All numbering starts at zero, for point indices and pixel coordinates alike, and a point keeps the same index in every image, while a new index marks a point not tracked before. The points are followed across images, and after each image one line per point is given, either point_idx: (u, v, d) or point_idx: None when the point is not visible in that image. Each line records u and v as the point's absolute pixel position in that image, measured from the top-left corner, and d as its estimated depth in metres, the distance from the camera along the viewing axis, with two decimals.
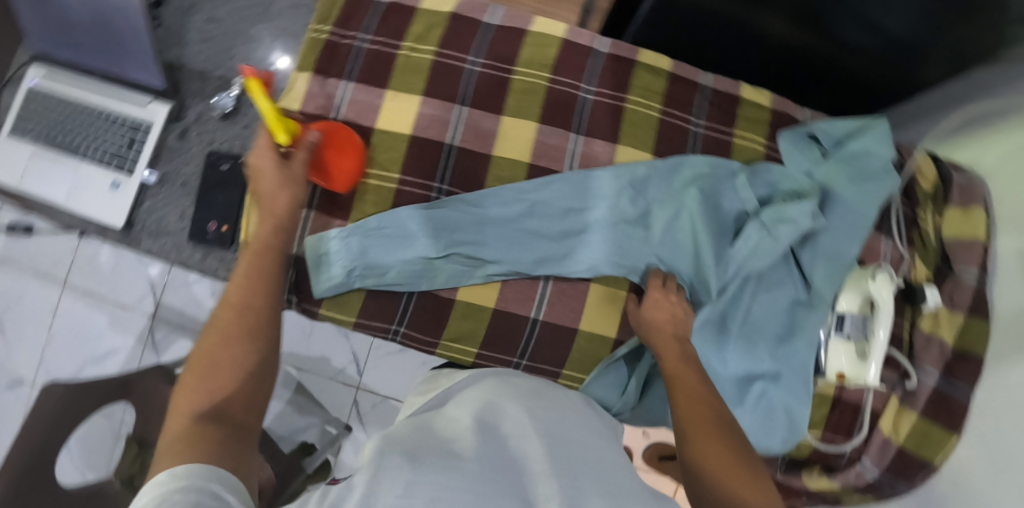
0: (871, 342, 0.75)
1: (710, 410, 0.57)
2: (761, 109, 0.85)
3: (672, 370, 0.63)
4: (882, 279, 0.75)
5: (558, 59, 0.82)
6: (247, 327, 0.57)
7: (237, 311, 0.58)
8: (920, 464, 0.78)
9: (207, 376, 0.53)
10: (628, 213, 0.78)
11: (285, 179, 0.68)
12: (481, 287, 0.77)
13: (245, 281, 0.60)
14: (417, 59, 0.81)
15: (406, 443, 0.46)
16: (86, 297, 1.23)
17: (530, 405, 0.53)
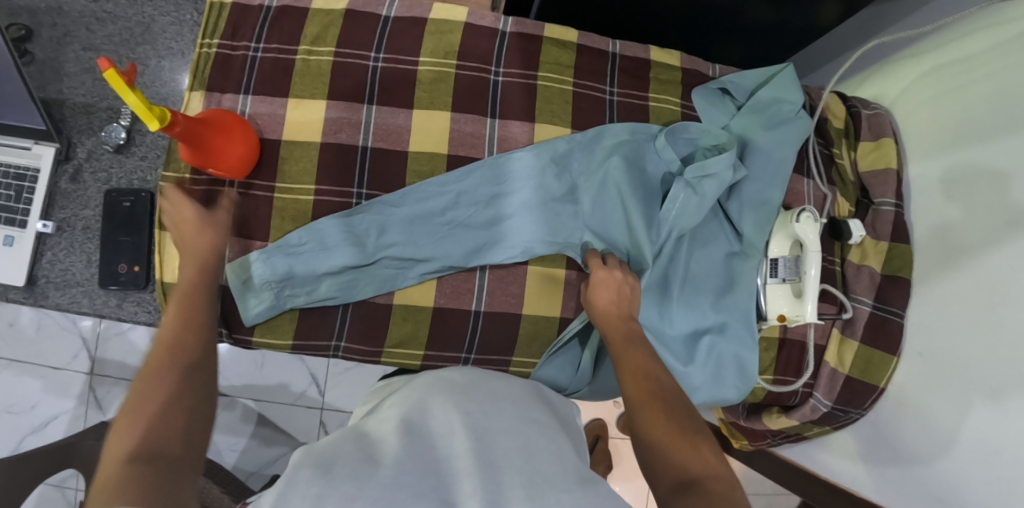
0: (804, 281, 0.77)
1: (654, 384, 0.56)
2: (671, 69, 0.85)
3: (617, 345, 0.62)
4: (805, 219, 0.77)
5: (463, 44, 0.80)
6: (184, 362, 0.55)
7: (169, 347, 0.56)
8: (866, 391, 0.82)
9: (140, 412, 0.49)
10: (554, 191, 0.77)
11: (202, 221, 0.67)
12: (417, 287, 0.75)
13: (177, 322, 0.59)
14: (316, 62, 0.77)
15: (326, 455, 0.45)
16: (13, 364, 1.15)
17: (460, 400, 0.51)
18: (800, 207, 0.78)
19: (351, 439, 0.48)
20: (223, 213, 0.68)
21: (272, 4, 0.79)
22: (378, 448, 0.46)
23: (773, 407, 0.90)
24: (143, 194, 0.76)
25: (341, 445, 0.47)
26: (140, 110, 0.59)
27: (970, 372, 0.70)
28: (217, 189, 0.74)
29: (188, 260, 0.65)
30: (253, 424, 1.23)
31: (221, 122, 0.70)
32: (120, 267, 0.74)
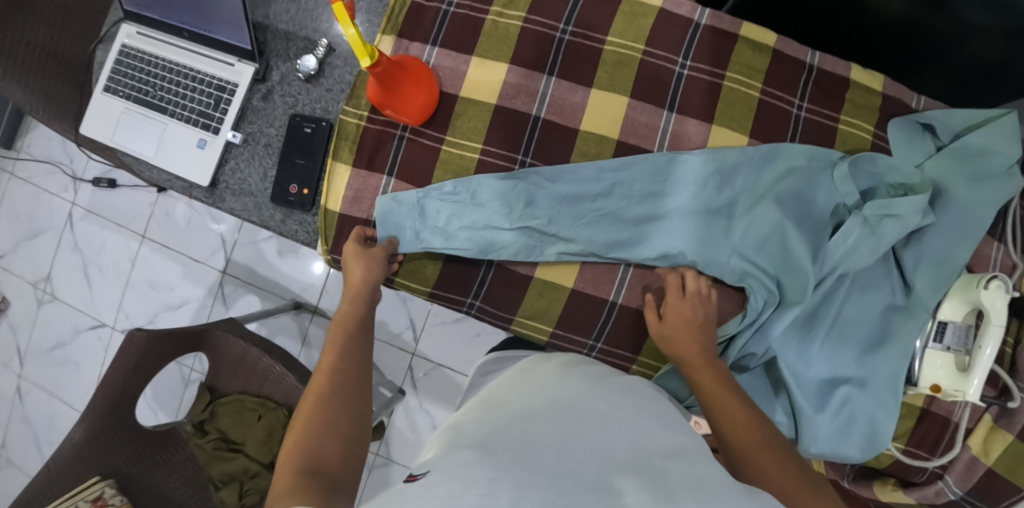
0: (973, 356, 0.71)
1: (759, 433, 0.57)
2: (871, 94, 0.77)
3: (704, 391, 0.62)
4: (994, 288, 0.69)
5: (654, 30, 0.77)
6: (341, 389, 0.58)
7: (330, 375, 0.59)
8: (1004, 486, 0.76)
9: (304, 433, 0.53)
10: (712, 201, 0.74)
11: (370, 261, 0.71)
12: (556, 265, 0.75)
13: (338, 346, 0.63)
14: (505, 25, 0.77)
15: (482, 435, 0.48)
16: (163, 249, 1.28)
17: (607, 395, 0.55)
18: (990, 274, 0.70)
19: (498, 414, 0.52)
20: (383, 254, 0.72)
21: None
22: (531, 425, 0.48)
23: (888, 478, 0.82)
24: (324, 124, 0.78)
25: (493, 422, 0.50)
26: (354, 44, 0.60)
27: None
28: (390, 131, 0.77)
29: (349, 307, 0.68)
30: None
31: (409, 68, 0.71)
32: (291, 187, 0.77)
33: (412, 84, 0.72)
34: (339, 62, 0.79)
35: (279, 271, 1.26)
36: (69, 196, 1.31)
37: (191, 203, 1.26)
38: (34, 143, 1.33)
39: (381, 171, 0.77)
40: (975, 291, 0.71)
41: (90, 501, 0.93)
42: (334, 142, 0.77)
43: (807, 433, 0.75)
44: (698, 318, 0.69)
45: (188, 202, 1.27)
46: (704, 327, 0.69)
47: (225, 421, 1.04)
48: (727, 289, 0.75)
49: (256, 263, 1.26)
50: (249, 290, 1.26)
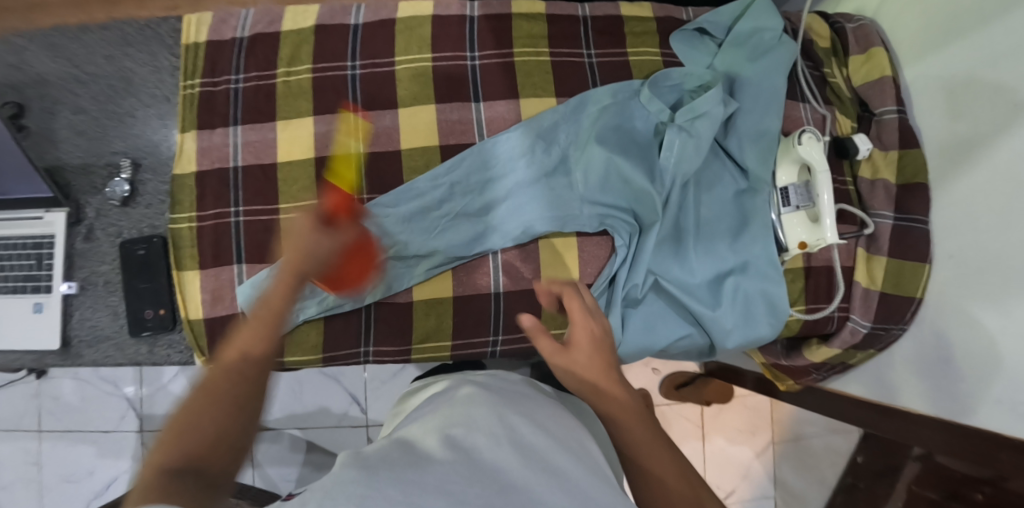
0: (819, 205, 0.76)
1: (676, 467, 0.50)
2: (645, 21, 0.83)
3: (623, 426, 0.54)
4: (808, 140, 0.75)
5: (435, 36, 0.80)
6: (252, 371, 0.47)
7: (251, 353, 0.48)
8: (904, 302, 0.83)
9: (183, 431, 0.42)
10: (546, 164, 0.78)
11: (319, 248, 0.53)
12: (430, 281, 0.76)
13: (260, 312, 0.50)
14: (296, 82, 0.78)
15: (373, 456, 0.44)
16: (67, 435, 1.19)
17: (506, 413, 0.51)
18: (799, 130, 0.76)
19: (400, 446, 0.47)
20: (337, 243, 0.54)
21: (242, 34, 0.79)
22: (425, 450, 0.45)
23: (813, 340, 0.92)
24: (156, 240, 0.75)
25: (389, 449, 0.46)
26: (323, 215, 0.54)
27: (997, 261, 0.72)
28: (224, 221, 0.75)
29: (290, 271, 0.51)
30: (303, 452, 1.24)
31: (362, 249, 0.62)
32: (147, 312, 0.74)
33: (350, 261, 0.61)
34: (149, 175, 0.77)
35: None
36: None
37: (79, 376, 1.19)
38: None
39: (230, 262, 0.75)
40: (796, 148, 0.76)
41: None
42: (174, 253, 0.75)
43: (718, 333, 0.79)
44: (602, 332, 0.59)
45: (76, 376, 1.19)
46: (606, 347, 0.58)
47: None
48: (593, 238, 0.79)
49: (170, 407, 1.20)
50: None
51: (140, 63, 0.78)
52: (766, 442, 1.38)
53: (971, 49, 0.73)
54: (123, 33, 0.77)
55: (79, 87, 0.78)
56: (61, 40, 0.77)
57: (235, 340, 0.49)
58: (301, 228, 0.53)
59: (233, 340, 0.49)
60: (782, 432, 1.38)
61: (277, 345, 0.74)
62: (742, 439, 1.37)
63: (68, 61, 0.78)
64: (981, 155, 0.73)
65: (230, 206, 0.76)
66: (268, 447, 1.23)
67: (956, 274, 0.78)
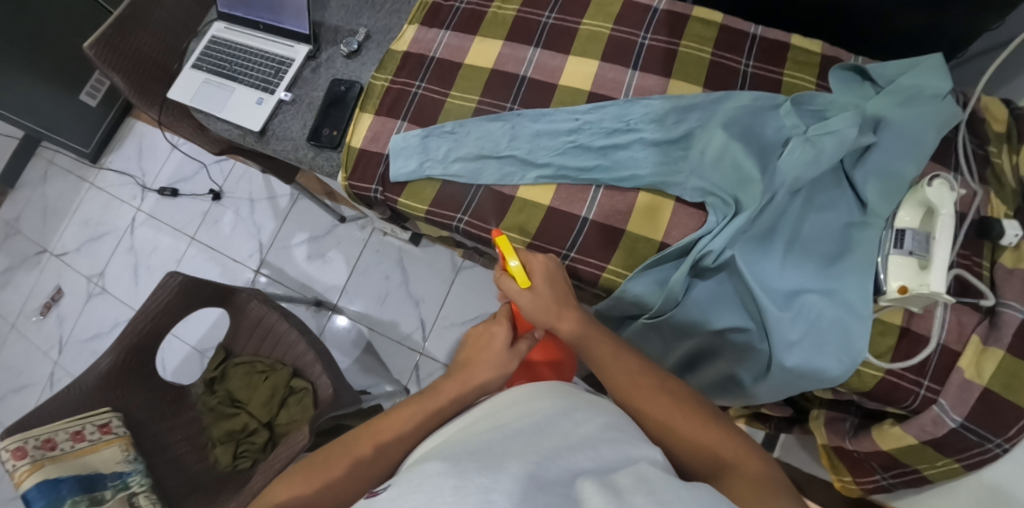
0: (932, 258, 0.75)
1: (662, 396, 0.60)
2: (811, 53, 0.90)
3: (607, 371, 0.64)
4: (938, 185, 0.75)
5: (620, 14, 0.95)
6: (381, 451, 0.59)
7: (408, 428, 0.60)
8: (1012, 409, 0.74)
9: (317, 472, 0.60)
10: (671, 134, 0.86)
11: (500, 360, 0.66)
12: (535, 188, 0.87)
13: (403, 425, 0.60)
14: (503, 14, 0.98)
15: (455, 450, 0.48)
16: (208, 250, 1.45)
17: (571, 409, 0.53)
18: (930, 175, 0.76)
19: (466, 437, 0.51)
20: (517, 358, 0.67)
21: None
22: (497, 439, 0.48)
23: (887, 420, 0.84)
24: (355, 86, 0.97)
25: (462, 441, 0.49)
26: (517, 274, 0.69)
27: None
28: (407, 89, 0.95)
29: (465, 380, 0.64)
30: (360, 350, 1.34)
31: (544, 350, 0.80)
32: (324, 130, 0.94)
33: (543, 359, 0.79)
34: (373, 45, 1.01)
35: (306, 272, 1.40)
36: (136, 203, 1.54)
37: (238, 211, 1.46)
38: (116, 160, 1.59)
39: (396, 118, 0.93)
40: (923, 191, 0.76)
41: (96, 425, 0.94)
42: (362, 100, 0.96)
43: (778, 338, 0.77)
44: (554, 272, 0.71)
45: (236, 212, 1.47)
46: (569, 300, 0.69)
47: (235, 382, 1.11)
48: (688, 208, 0.84)
49: (286, 263, 1.41)
50: (278, 287, 1.40)
51: None
52: None
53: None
54: None
55: None
56: None
57: (399, 415, 0.61)
58: (485, 329, 0.68)
59: (394, 415, 0.62)
60: None
61: (399, 187, 0.89)
62: None
63: None
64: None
65: (416, 81, 0.95)
66: (338, 332, 1.36)
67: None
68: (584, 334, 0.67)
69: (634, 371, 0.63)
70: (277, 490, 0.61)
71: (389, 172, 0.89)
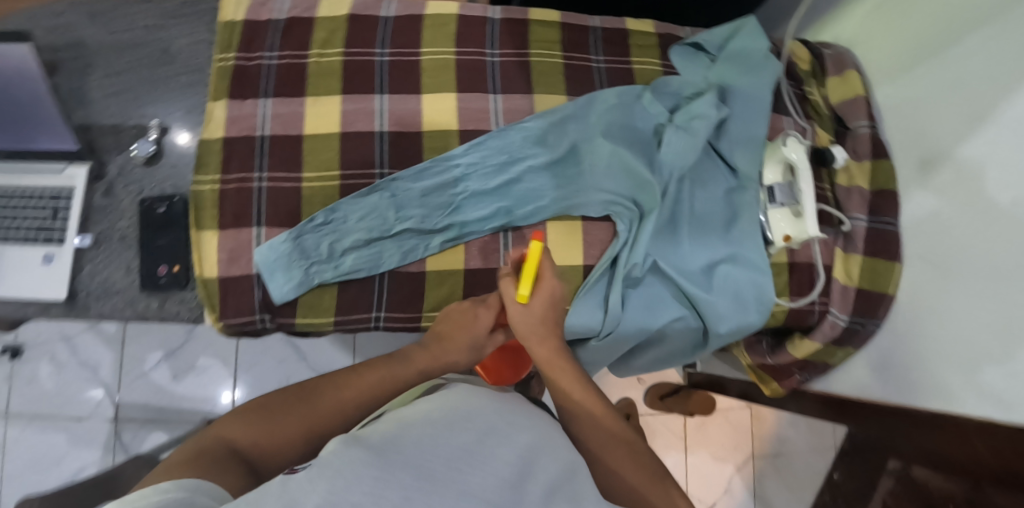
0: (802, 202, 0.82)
1: (620, 442, 0.58)
2: (648, 35, 0.93)
3: (569, 406, 0.62)
4: (792, 143, 0.83)
5: (459, 33, 0.87)
6: (340, 405, 0.59)
7: (371, 387, 0.62)
8: (877, 297, 0.88)
9: (269, 423, 0.56)
10: (557, 154, 0.84)
11: (474, 343, 0.71)
12: (444, 254, 0.79)
13: (366, 385, 0.62)
14: (328, 62, 0.83)
15: (381, 444, 0.41)
16: (35, 421, 1.13)
17: (505, 410, 0.48)
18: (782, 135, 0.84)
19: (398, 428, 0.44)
20: (489, 346, 0.73)
21: (280, 17, 0.85)
22: (428, 440, 0.42)
23: (794, 333, 0.96)
24: (177, 199, 0.78)
25: (391, 435, 0.42)
26: (528, 279, 0.68)
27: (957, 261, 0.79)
28: (248, 185, 0.78)
29: (439, 358, 0.68)
30: None
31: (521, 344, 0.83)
32: (160, 269, 0.75)
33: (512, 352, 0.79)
34: (178, 139, 0.80)
35: (178, 395, 1.16)
36: None
37: (55, 360, 1.15)
38: None
39: (250, 224, 0.77)
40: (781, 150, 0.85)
41: None
42: (194, 213, 0.77)
43: (710, 316, 0.83)
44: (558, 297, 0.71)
45: (52, 360, 1.15)
46: (556, 329, 0.71)
47: None
48: (595, 222, 0.84)
49: (147, 396, 1.15)
50: (152, 427, 1.15)
51: (179, 36, 0.84)
52: (746, 457, 1.35)
53: (927, 74, 0.85)
54: (167, 8, 0.84)
55: (118, 53, 0.83)
56: (107, 8, 0.83)
57: (359, 379, 0.62)
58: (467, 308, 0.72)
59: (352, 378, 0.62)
60: (763, 446, 1.36)
61: (289, 306, 0.76)
62: (727, 455, 1.35)
63: (111, 30, 0.83)
64: (942, 164, 0.82)
65: (254, 171, 0.78)
66: None
67: (924, 270, 0.85)
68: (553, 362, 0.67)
69: (598, 413, 0.61)
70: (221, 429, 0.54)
71: (272, 295, 0.75)
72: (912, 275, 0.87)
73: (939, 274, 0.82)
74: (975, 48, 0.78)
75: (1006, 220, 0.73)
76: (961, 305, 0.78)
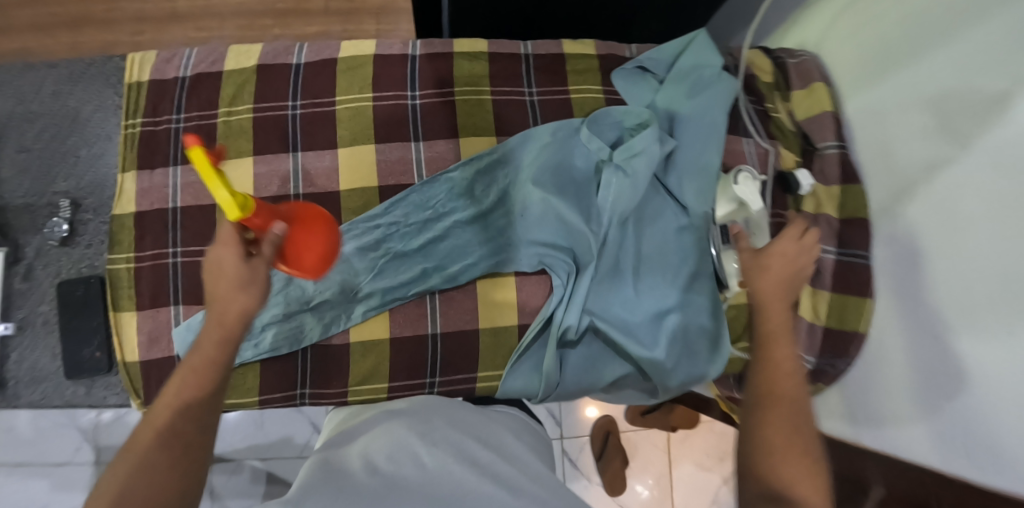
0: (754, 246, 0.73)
1: (800, 436, 0.53)
2: (588, 58, 0.84)
3: (773, 381, 0.58)
4: (744, 179, 0.73)
5: (376, 76, 0.81)
6: (170, 439, 0.49)
7: (178, 398, 0.51)
8: (848, 337, 0.80)
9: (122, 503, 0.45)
10: (486, 205, 0.78)
11: (240, 278, 0.55)
12: (367, 323, 0.75)
13: (176, 397, 0.52)
14: (237, 121, 0.79)
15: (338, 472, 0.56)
16: None
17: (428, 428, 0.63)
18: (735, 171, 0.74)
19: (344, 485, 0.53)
20: (258, 272, 0.56)
21: (186, 74, 0.80)
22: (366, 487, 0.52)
23: None
24: (93, 280, 0.75)
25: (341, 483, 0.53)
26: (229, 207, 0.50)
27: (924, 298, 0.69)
28: (162, 262, 0.75)
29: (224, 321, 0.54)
30: (264, 484, 1.15)
31: (306, 217, 0.65)
32: (84, 354, 0.73)
33: (302, 228, 0.63)
34: (89, 215, 0.77)
35: None
36: None
37: None
38: None
39: (167, 303, 0.74)
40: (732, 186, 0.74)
41: None
42: (111, 294, 0.74)
43: (657, 372, 0.76)
44: (796, 256, 0.65)
45: None
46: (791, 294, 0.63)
47: None
48: (531, 276, 0.77)
49: None
50: None
51: (84, 101, 0.80)
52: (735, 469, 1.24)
53: (902, 88, 0.73)
54: (70, 72, 0.81)
55: (26, 125, 0.79)
56: (9, 79, 0.80)
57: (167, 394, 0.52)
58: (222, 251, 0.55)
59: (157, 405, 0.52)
60: None
61: None
62: (712, 466, 1.25)
63: (17, 101, 0.80)
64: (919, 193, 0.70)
65: (168, 246, 0.75)
66: (227, 479, 1.15)
67: (897, 309, 0.74)
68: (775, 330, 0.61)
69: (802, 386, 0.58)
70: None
71: None
72: (881, 310, 0.76)
73: (911, 316, 0.71)
74: (949, 59, 0.66)
75: (966, 249, 0.63)
76: (926, 356, 0.67)
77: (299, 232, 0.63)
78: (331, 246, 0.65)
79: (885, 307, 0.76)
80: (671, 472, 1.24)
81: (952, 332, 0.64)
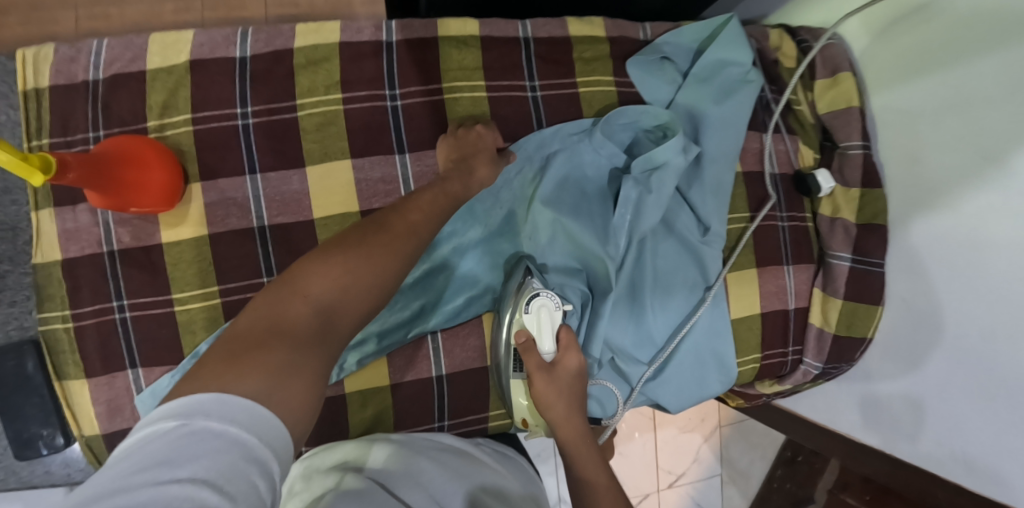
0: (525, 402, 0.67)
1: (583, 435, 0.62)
2: (597, 42, 0.73)
3: (549, 409, 0.62)
4: (536, 309, 0.63)
5: (344, 73, 0.67)
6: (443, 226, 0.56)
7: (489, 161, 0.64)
8: (855, 344, 0.77)
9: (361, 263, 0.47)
10: (490, 224, 0.69)
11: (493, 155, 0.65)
12: (364, 370, 0.67)
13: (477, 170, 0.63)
14: (173, 137, 0.64)
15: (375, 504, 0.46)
16: None
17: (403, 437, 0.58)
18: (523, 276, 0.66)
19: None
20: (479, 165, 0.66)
21: (98, 75, 0.64)
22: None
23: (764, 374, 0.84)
24: (24, 347, 0.64)
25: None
26: (21, 168, 0.47)
27: (945, 312, 0.67)
28: (107, 319, 0.63)
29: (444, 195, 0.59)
30: None
31: (127, 151, 0.58)
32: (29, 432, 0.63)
33: (129, 166, 0.58)
34: (5, 265, 0.65)
35: None
36: None
37: None
38: None
39: (122, 368, 0.63)
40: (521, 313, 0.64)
41: None
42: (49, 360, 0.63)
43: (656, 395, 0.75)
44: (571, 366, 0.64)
45: None
46: (577, 384, 0.64)
47: None
48: None
49: None
50: None
51: None
52: (714, 427, 1.26)
53: (937, 89, 0.67)
54: None
55: None
56: None
57: (413, 209, 0.55)
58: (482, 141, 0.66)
59: (417, 198, 0.56)
60: (729, 414, 1.27)
61: None
62: (692, 427, 1.24)
63: None
64: (942, 206, 0.67)
65: (112, 300, 0.63)
66: None
67: (909, 321, 0.72)
68: (559, 393, 0.63)
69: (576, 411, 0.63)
70: (296, 281, 0.45)
71: None
72: (893, 320, 0.75)
73: (939, 349, 0.68)
74: (1001, 62, 0.59)
75: (1002, 273, 0.60)
76: (940, 376, 0.68)
77: (122, 168, 0.57)
78: (173, 177, 0.61)
79: (895, 316, 0.75)
80: (655, 435, 1.22)
81: (972, 360, 0.64)
